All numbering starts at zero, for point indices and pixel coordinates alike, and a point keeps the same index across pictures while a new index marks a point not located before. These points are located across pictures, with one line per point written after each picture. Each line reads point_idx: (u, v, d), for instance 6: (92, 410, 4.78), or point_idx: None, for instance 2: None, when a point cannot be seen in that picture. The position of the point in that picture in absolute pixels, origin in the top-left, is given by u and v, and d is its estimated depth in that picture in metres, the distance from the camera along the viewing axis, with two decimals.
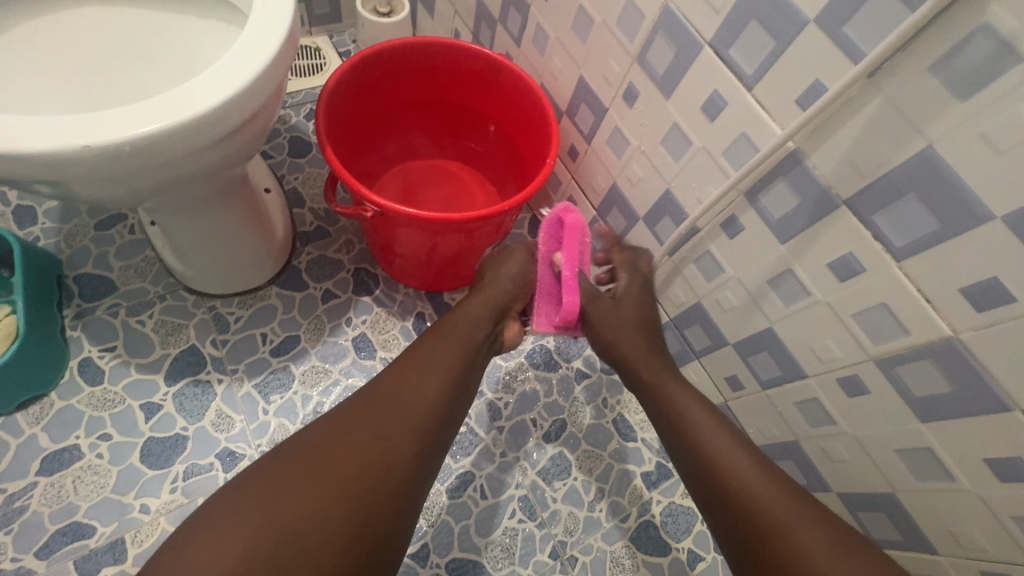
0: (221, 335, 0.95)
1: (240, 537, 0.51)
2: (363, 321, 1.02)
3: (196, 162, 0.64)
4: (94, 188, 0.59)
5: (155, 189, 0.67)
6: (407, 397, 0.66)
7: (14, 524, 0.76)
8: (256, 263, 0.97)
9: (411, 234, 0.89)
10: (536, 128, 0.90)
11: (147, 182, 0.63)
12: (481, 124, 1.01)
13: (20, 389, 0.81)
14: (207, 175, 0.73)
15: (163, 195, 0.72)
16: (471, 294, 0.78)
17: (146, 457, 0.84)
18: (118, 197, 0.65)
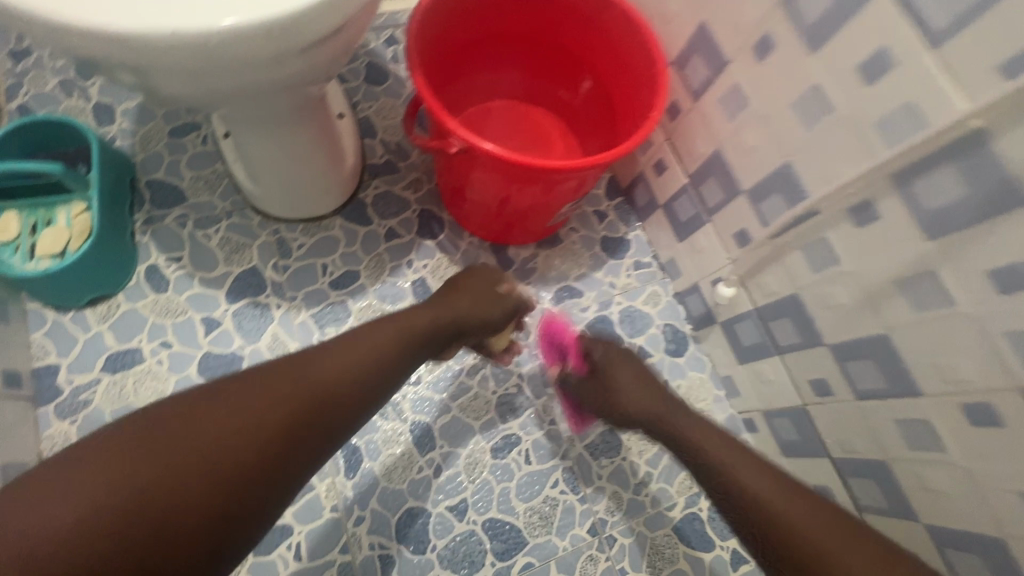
0: (283, 260, 0.93)
1: (88, 488, 0.48)
2: (424, 265, 0.98)
3: (272, 70, 0.58)
4: (174, 82, 0.55)
5: (229, 95, 0.62)
6: (311, 376, 0.60)
7: (78, 415, 0.78)
8: (324, 190, 0.94)
9: (487, 179, 0.83)
10: (639, 83, 0.80)
11: (221, 85, 0.58)
12: (576, 69, 0.91)
13: (90, 287, 0.82)
14: (285, 88, 0.67)
15: (237, 104, 0.68)
16: (440, 292, 0.76)
17: (203, 370, 0.84)
18: (191, 98, 0.62)
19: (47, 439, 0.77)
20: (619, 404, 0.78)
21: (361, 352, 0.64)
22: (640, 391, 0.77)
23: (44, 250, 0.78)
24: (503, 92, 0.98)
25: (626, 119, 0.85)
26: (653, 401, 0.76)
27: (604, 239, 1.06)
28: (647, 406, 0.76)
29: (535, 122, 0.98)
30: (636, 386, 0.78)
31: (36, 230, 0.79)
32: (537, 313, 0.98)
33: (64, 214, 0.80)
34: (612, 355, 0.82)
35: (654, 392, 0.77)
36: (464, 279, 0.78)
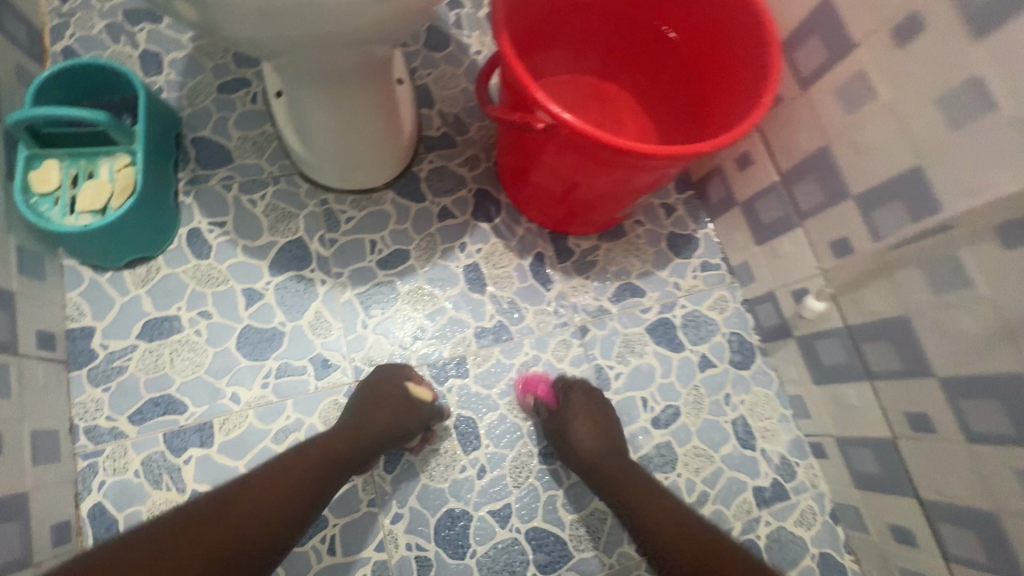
0: (330, 234, 0.87)
1: None
2: (477, 250, 0.91)
3: (343, 18, 0.51)
4: (241, 21, 0.49)
5: (293, 44, 0.55)
6: (227, 523, 0.52)
7: (111, 383, 0.74)
8: (378, 161, 0.87)
9: (563, 159, 0.75)
10: (739, 72, 0.70)
11: (286, 30, 0.51)
12: (668, 46, 0.81)
13: (130, 248, 0.77)
14: (354, 41, 0.60)
15: (300, 56, 0.61)
16: (371, 410, 0.71)
17: (242, 345, 0.79)
18: (252, 43, 0.55)
19: (78, 405, 0.73)
20: (579, 450, 0.75)
21: (282, 489, 0.57)
22: (595, 435, 0.76)
23: (85, 205, 0.73)
24: (583, 65, 0.88)
25: (715, 112, 0.76)
26: (602, 444, 0.75)
27: (671, 236, 0.98)
28: (597, 450, 0.75)
29: (613, 103, 0.88)
30: (589, 427, 0.77)
31: (77, 182, 0.74)
32: (594, 311, 0.91)
33: (106, 167, 0.74)
34: (580, 398, 0.80)
35: (609, 439, 0.76)
36: (387, 385, 0.74)
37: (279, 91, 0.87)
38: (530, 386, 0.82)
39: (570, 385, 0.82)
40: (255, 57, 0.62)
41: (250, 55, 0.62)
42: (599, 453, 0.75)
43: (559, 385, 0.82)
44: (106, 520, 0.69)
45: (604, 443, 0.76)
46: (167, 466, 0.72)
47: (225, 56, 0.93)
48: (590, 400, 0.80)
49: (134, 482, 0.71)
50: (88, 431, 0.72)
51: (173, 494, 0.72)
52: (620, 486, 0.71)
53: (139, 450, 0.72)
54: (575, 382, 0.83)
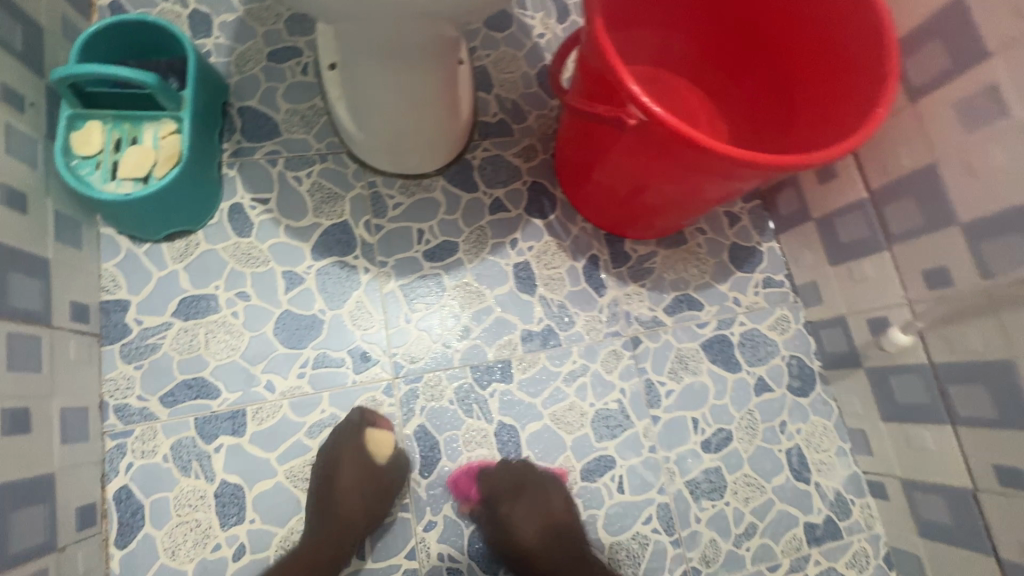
0: (376, 220, 0.83)
1: None
2: (529, 248, 0.86)
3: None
4: None
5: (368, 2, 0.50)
6: None
7: (144, 361, 0.71)
8: (433, 145, 0.82)
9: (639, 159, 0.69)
10: (848, 77, 0.62)
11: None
12: (762, 41, 0.73)
13: (171, 219, 0.73)
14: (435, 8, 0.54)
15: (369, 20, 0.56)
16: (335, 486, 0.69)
17: (280, 331, 0.75)
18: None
19: (109, 382, 0.69)
20: (524, 555, 0.71)
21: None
22: (536, 531, 0.71)
23: (126, 172, 0.68)
24: (665, 53, 0.80)
25: (808, 120, 0.69)
26: (551, 542, 0.71)
27: (734, 247, 0.92)
28: (545, 554, 0.70)
29: (693, 97, 0.81)
30: (535, 524, 0.72)
31: (119, 147, 0.69)
32: (648, 322, 0.86)
33: (151, 133, 0.70)
34: (520, 498, 0.72)
35: (555, 528, 0.72)
36: (345, 459, 0.70)
37: (334, 63, 0.81)
38: (462, 491, 0.73)
39: (500, 487, 0.72)
40: (321, 16, 0.57)
41: (317, 15, 0.57)
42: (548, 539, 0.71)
43: (485, 487, 0.72)
44: (132, 505, 0.66)
45: (546, 536, 0.71)
46: (197, 453, 0.69)
47: (277, 23, 0.88)
48: (530, 491, 0.73)
49: (163, 467, 0.68)
50: (118, 410, 0.69)
51: (201, 482, 0.68)
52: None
53: (169, 434, 0.69)
54: (502, 475, 0.73)
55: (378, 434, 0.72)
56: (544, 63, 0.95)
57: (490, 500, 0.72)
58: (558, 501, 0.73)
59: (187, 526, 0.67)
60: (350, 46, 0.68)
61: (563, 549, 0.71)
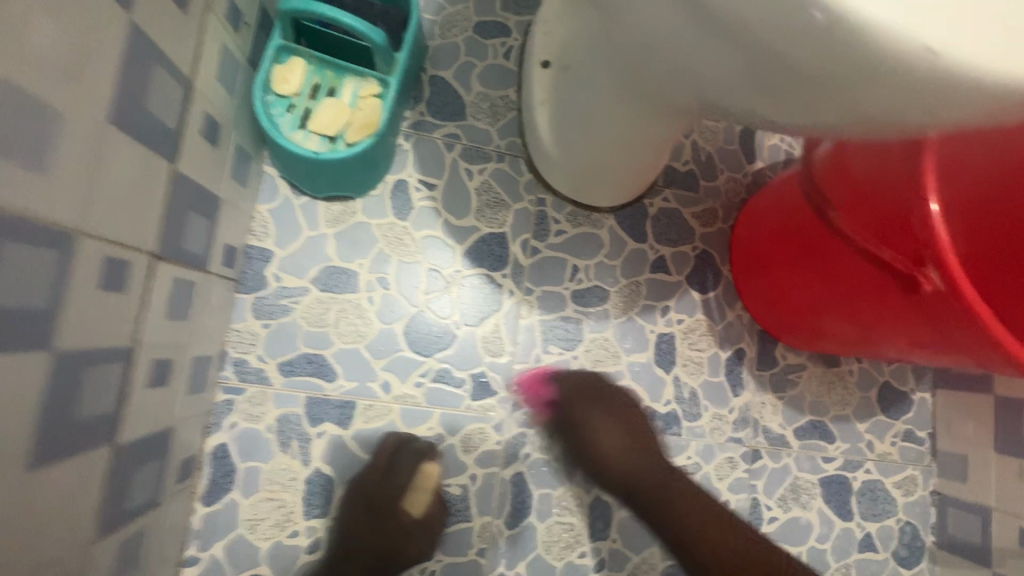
0: (536, 242, 0.76)
1: None
2: (678, 321, 0.79)
3: (785, 98, 0.34)
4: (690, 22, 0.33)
5: (675, 55, 0.39)
6: None
7: (273, 321, 0.67)
8: (623, 186, 0.74)
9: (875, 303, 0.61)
10: None
11: (703, 52, 0.35)
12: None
13: (339, 182, 0.68)
14: (724, 109, 0.42)
15: (654, 60, 0.44)
16: (364, 521, 0.64)
17: (409, 332, 0.71)
18: (637, 12, 0.39)
19: (235, 332, 0.66)
20: (610, 468, 0.67)
21: None
22: (618, 436, 0.68)
23: (318, 125, 0.62)
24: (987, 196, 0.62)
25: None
26: (635, 455, 0.68)
27: (886, 386, 0.83)
28: (627, 462, 0.67)
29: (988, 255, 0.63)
30: (616, 435, 0.68)
31: (316, 93, 0.63)
32: (774, 437, 0.79)
33: (351, 88, 0.64)
34: (590, 401, 0.70)
35: (638, 442, 0.68)
36: (381, 497, 0.65)
37: (549, 62, 0.72)
38: (532, 392, 0.72)
39: (573, 391, 0.71)
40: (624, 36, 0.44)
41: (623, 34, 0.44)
42: (642, 464, 0.67)
43: (560, 389, 0.71)
44: (226, 466, 0.64)
45: (629, 439, 0.69)
46: (299, 433, 0.66)
47: None
48: (607, 400, 0.71)
49: (264, 436, 0.66)
50: (237, 364, 0.66)
51: (296, 464, 0.66)
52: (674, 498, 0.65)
53: (278, 404, 0.66)
54: (578, 379, 0.72)
55: (430, 469, 0.67)
56: None
57: (563, 399, 0.71)
58: (637, 417, 0.71)
59: (272, 503, 0.65)
60: (599, 59, 0.59)
61: (649, 456, 0.68)
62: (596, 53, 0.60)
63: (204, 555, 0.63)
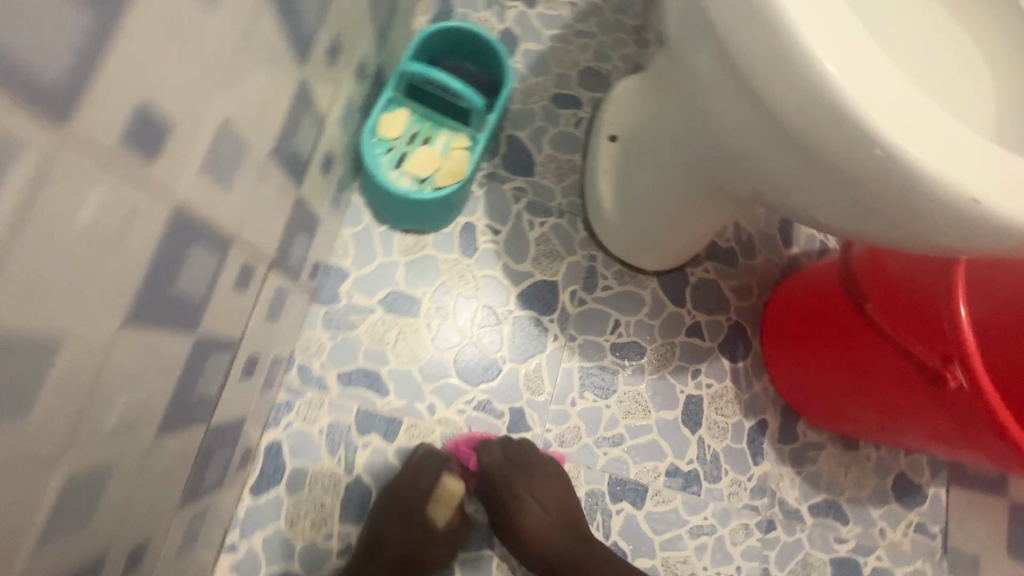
0: (583, 293, 0.83)
1: None
2: (707, 385, 0.84)
3: (837, 206, 0.39)
4: (745, 117, 0.40)
5: (738, 148, 0.44)
6: None
7: (339, 333, 0.73)
8: (669, 254, 0.81)
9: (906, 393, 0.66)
10: None
11: (746, 138, 0.41)
12: None
13: (418, 219, 0.75)
14: (772, 198, 0.47)
15: (717, 147, 0.49)
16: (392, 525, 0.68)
17: (459, 360, 0.76)
18: (710, 108, 0.44)
19: (304, 339, 0.72)
20: (529, 544, 0.71)
21: None
22: (548, 517, 0.71)
23: (412, 168, 0.71)
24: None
25: None
26: (554, 526, 0.71)
27: (901, 477, 0.85)
28: (546, 535, 0.70)
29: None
30: (541, 510, 0.71)
31: (414, 140, 0.72)
32: (789, 510, 0.82)
33: (444, 140, 0.72)
34: (517, 478, 0.72)
35: (562, 512, 0.72)
36: (407, 502, 0.69)
37: (616, 137, 0.80)
38: (461, 458, 0.73)
39: (498, 464, 0.72)
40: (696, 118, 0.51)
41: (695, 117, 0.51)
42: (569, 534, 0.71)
43: (483, 462, 0.72)
44: (277, 461, 0.69)
45: (559, 518, 0.71)
46: (347, 441, 0.71)
47: (573, 70, 0.90)
48: (535, 469, 0.72)
49: (315, 439, 0.70)
50: (301, 368, 0.72)
51: (340, 470, 0.71)
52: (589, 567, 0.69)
53: (332, 411, 0.72)
54: (508, 455, 0.73)
55: (453, 482, 0.70)
56: None
57: (490, 475, 0.72)
58: (562, 492, 0.73)
59: (313, 503, 0.69)
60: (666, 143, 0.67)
61: (569, 527, 0.71)
62: (662, 134, 0.68)
63: (243, 544, 0.67)
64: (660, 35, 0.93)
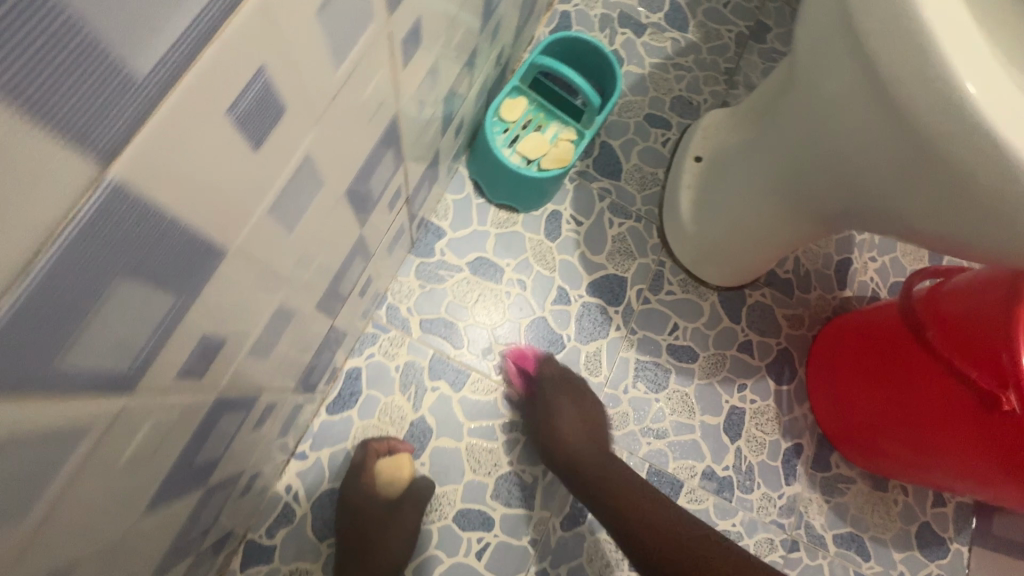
0: (648, 293, 0.89)
1: None
2: (751, 400, 0.88)
3: (941, 197, 0.46)
4: (869, 111, 0.47)
5: (859, 138, 0.50)
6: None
7: (428, 284, 0.81)
8: (737, 271, 0.87)
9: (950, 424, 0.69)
10: None
11: (867, 126, 0.48)
12: None
13: (516, 197, 0.83)
14: (876, 190, 0.54)
15: (829, 142, 0.56)
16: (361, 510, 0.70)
17: (529, 329, 0.83)
18: (839, 102, 0.50)
19: (398, 283, 0.80)
20: (562, 448, 0.72)
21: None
22: (576, 423, 0.74)
23: (522, 150, 0.80)
24: None
25: None
26: (588, 442, 0.73)
27: (925, 526, 0.87)
28: (580, 443, 0.73)
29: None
30: (575, 422, 0.74)
31: (528, 126, 0.81)
32: (814, 534, 0.84)
33: (553, 130, 0.81)
34: (564, 386, 0.77)
35: (596, 434, 0.74)
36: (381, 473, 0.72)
37: (700, 158, 0.88)
38: (517, 362, 0.80)
39: (555, 373, 0.78)
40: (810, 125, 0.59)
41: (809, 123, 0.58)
42: (593, 456, 0.72)
43: (543, 371, 0.78)
44: (355, 386, 0.76)
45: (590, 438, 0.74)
46: (419, 381, 0.77)
47: (666, 95, 0.99)
48: (578, 393, 0.77)
49: (391, 373, 0.77)
50: (389, 308, 0.79)
51: (407, 406, 0.76)
52: (613, 489, 0.68)
53: (410, 351, 0.78)
54: (561, 372, 0.78)
55: (403, 456, 0.73)
56: (849, 254, 0.98)
57: (542, 383, 0.77)
58: (601, 431, 0.76)
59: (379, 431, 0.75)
60: (757, 158, 0.74)
61: (596, 443, 0.73)
62: (755, 150, 0.74)
63: (312, 454, 0.73)
64: (748, 80, 1.02)
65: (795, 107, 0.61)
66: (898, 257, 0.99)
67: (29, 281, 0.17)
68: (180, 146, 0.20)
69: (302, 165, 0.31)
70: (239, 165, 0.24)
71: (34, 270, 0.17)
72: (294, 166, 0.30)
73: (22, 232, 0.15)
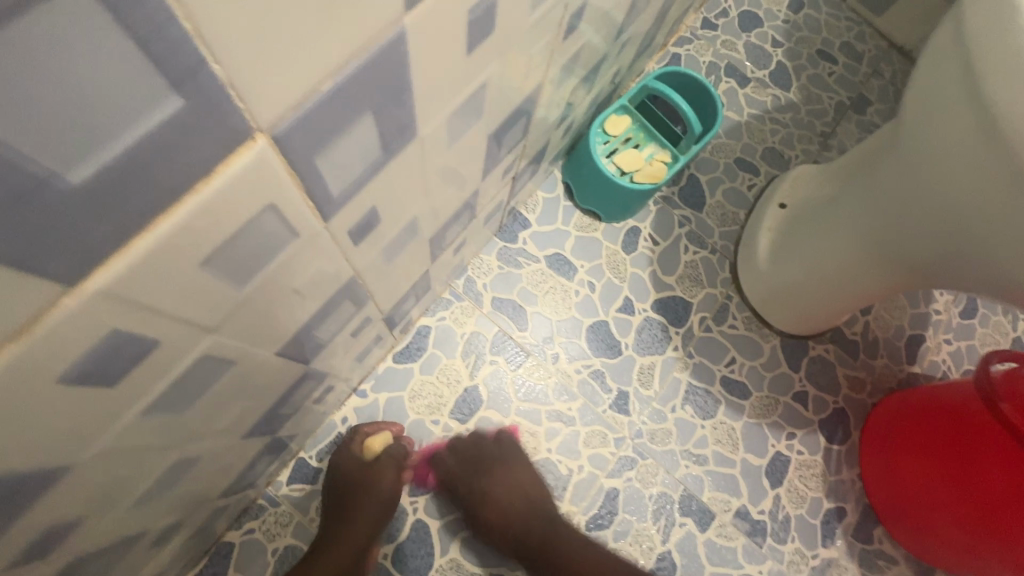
0: (711, 322, 0.90)
1: None
2: (798, 451, 0.86)
3: None
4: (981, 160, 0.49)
5: (967, 184, 0.52)
6: None
7: (506, 267, 0.86)
8: (806, 318, 0.87)
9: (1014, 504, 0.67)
10: None
11: (976, 172, 0.50)
12: None
13: (603, 205, 0.88)
14: (978, 237, 0.54)
15: (930, 189, 0.58)
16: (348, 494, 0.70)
17: (590, 329, 0.86)
18: (949, 146, 0.52)
19: (480, 260, 0.86)
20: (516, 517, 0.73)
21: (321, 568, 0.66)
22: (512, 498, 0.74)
23: (619, 161, 0.86)
24: None
25: None
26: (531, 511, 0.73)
27: None
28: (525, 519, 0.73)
29: None
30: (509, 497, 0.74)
31: (627, 142, 0.87)
32: None
33: (650, 150, 0.86)
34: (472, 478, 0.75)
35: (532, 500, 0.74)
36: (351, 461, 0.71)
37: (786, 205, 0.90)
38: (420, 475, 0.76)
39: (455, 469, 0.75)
40: (913, 173, 0.60)
41: (913, 171, 0.60)
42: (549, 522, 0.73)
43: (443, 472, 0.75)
44: (421, 343, 0.81)
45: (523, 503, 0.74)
46: (479, 352, 0.82)
47: (760, 144, 1.03)
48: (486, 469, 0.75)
49: (456, 339, 0.82)
50: (467, 280, 0.84)
51: (464, 372, 0.81)
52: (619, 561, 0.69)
53: (476, 323, 0.83)
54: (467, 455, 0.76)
55: (376, 440, 0.72)
56: (922, 330, 0.96)
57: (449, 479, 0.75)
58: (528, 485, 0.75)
59: (434, 389, 0.79)
60: (849, 207, 0.75)
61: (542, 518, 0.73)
62: (847, 200, 0.76)
63: (371, 395, 0.78)
64: (843, 145, 1.05)
65: (898, 155, 0.63)
66: (975, 344, 0.96)
67: (340, 77, 0.22)
68: (439, 21, 0.26)
69: (479, 89, 0.37)
70: (454, 60, 0.30)
71: (311, 99, 0.22)
72: (475, 85, 0.36)
73: (320, 66, 0.21)
